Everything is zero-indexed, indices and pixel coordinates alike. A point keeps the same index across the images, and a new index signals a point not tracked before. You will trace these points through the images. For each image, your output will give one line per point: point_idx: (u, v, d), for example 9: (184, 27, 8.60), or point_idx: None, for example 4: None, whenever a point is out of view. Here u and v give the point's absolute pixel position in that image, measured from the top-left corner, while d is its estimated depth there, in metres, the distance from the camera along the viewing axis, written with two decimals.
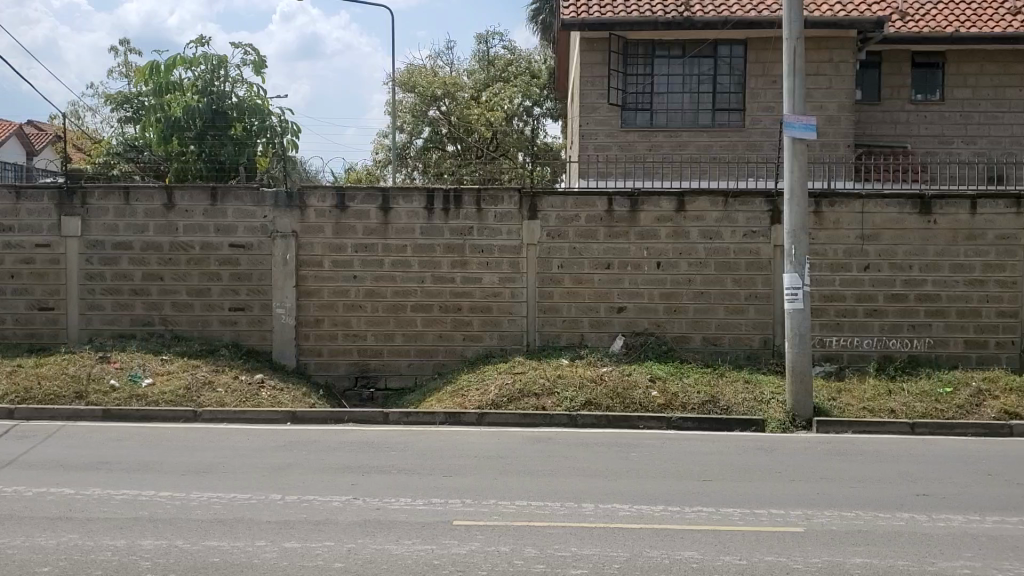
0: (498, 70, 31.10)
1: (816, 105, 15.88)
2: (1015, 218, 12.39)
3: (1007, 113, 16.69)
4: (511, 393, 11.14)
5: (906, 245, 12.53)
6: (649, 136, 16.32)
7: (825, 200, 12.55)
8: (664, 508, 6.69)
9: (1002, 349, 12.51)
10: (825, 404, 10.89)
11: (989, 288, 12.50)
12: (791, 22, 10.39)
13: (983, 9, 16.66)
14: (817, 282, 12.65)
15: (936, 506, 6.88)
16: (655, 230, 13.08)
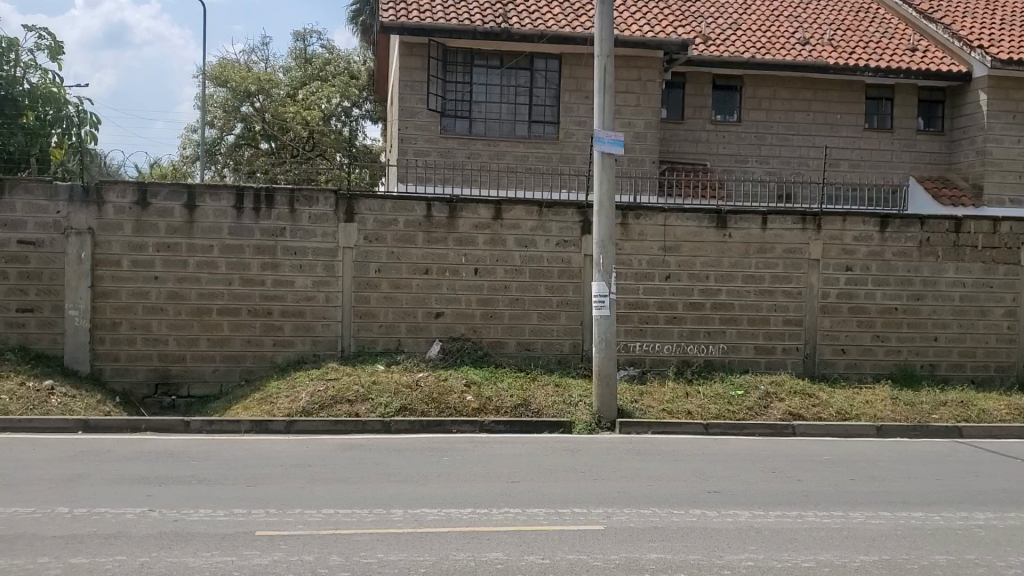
0: (316, 69, 30.52)
1: (625, 121, 16.55)
2: (801, 234, 13.36)
3: (796, 136, 18.03)
4: (323, 399, 10.96)
5: (703, 257, 13.26)
6: (467, 144, 16.47)
7: (632, 212, 13.10)
8: (472, 511, 6.77)
9: (788, 354, 13.41)
10: (629, 406, 11.35)
11: (777, 298, 13.40)
12: (602, 41, 10.78)
13: (777, 38, 17.93)
14: (622, 291, 13.17)
15: (725, 501, 7.33)
16: (473, 236, 13.23)
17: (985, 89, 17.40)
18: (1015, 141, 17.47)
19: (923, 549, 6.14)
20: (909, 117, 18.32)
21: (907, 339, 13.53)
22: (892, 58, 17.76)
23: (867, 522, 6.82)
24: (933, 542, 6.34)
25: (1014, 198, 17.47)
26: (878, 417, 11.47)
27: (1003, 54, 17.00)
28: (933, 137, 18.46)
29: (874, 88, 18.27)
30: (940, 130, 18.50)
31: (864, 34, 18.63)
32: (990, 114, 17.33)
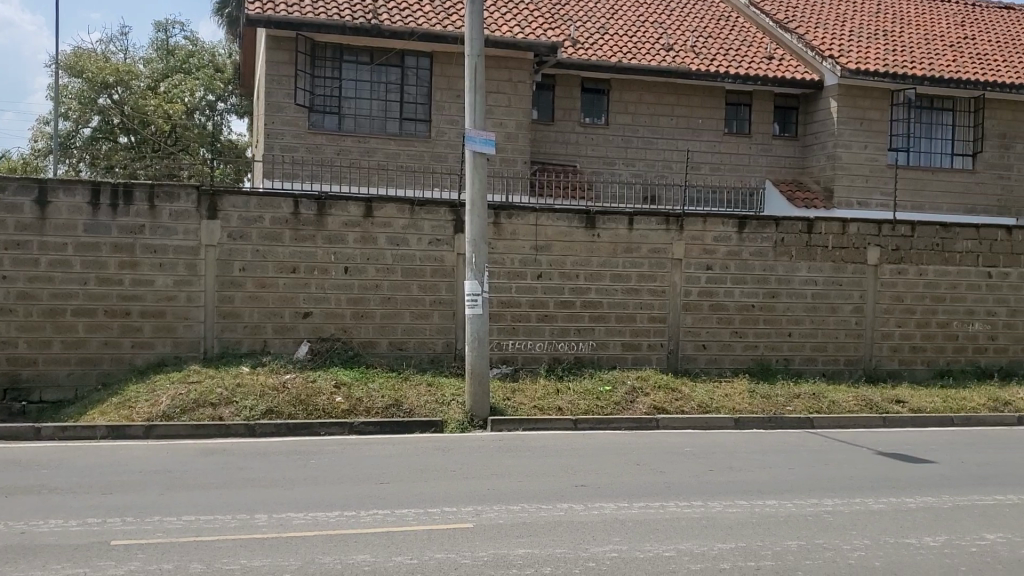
0: (178, 61, 29.52)
1: (496, 121, 16.66)
2: (666, 234, 13.76)
3: (662, 139, 18.55)
4: (185, 403, 10.61)
5: (573, 256, 13.49)
6: (337, 140, 16.23)
7: (503, 212, 13.20)
8: (340, 514, 6.69)
9: (653, 350, 13.79)
10: (501, 404, 11.43)
11: (643, 296, 13.76)
12: (472, 41, 10.83)
13: (643, 43, 18.42)
14: (494, 289, 13.25)
15: (590, 494, 7.50)
16: (342, 234, 13.06)
17: (835, 97, 18.32)
18: (863, 147, 18.47)
19: (775, 536, 6.44)
20: (766, 122, 19.13)
21: (764, 335, 14.13)
22: (750, 66, 18.51)
23: (725, 511, 7.09)
24: (785, 528, 6.65)
25: (862, 201, 18.47)
26: (738, 410, 11.93)
27: (852, 65, 17.95)
28: (789, 142, 19.34)
29: (734, 93, 18.99)
30: (793, 135, 19.44)
31: (725, 42, 19.34)
32: (840, 121, 18.27)
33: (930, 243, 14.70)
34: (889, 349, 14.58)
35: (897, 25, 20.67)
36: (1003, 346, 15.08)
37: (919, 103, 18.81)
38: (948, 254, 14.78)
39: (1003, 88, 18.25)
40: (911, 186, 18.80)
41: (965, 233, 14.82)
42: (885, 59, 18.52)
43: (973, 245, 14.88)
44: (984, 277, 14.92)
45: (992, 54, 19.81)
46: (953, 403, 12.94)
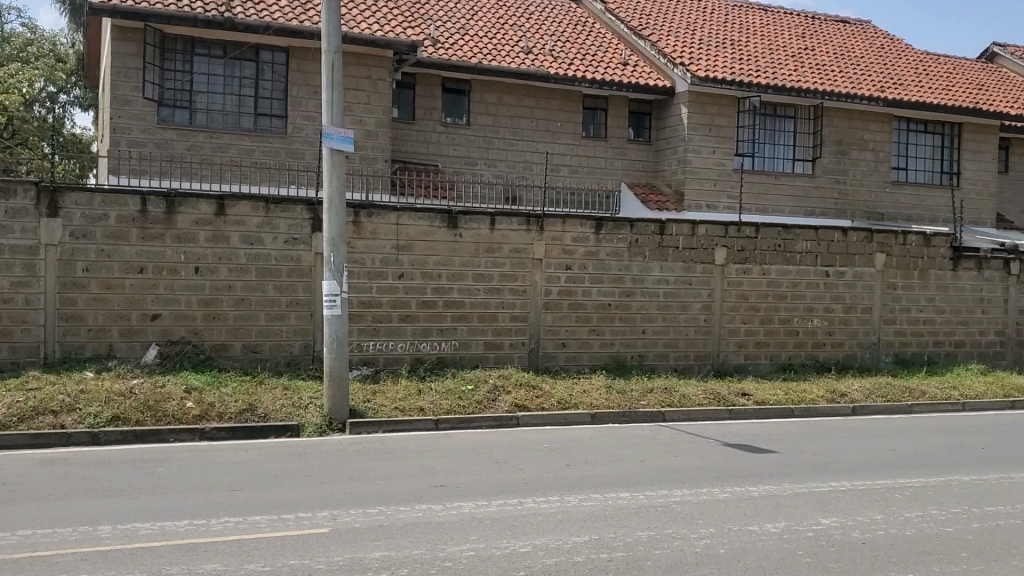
0: (15, 49, 27.76)
1: (355, 119, 16.48)
2: (526, 234, 13.94)
3: (521, 141, 18.77)
4: (22, 411, 10.03)
5: (434, 256, 13.47)
6: (188, 136, 15.69)
7: (363, 211, 13.06)
8: (190, 523, 6.49)
9: (514, 349, 13.94)
10: (361, 406, 11.30)
11: (504, 296, 13.88)
12: (329, 37, 10.67)
13: (503, 45, 18.61)
14: (354, 290, 13.08)
15: (448, 494, 7.52)
16: (194, 233, 12.64)
17: (686, 103, 18.99)
18: (713, 151, 19.21)
19: (628, 527, 6.64)
20: (621, 126, 19.65)
21: (619, 333, 14.51)
22: (606, 71, 18.97)
23: (580, 505, 7.26)
24: (637, 519, 6.86)
25: (711, 204, 19.24)
26: (595, 405, 12.21)
27: (701, 72, 18.66)
28: (643, 145, 19.93)
29: (591, 97, 19.40)
30: (647, 139, 20.00)
31: (581, 47, 19.76)
32: (691, 126, 18.95)
33: (773, 244, 15.43)
34: (736, 345, 15.24)
35: (742, 35, 21.61)
36: (839, 340, 16.02)
37: (763, 110, 19.70)
38: (789, 254, 15.56)
39: (838, 98, 19.36)
40: (756, 189, 19.70)
41: (805, 235, 15.64)
42: (731, 68, 19.34)
43: (812, 246, 15.71)
44: (821, 276, 15.80)
45: (829, 65, 20.97)
46: (795, 395, 13.65)
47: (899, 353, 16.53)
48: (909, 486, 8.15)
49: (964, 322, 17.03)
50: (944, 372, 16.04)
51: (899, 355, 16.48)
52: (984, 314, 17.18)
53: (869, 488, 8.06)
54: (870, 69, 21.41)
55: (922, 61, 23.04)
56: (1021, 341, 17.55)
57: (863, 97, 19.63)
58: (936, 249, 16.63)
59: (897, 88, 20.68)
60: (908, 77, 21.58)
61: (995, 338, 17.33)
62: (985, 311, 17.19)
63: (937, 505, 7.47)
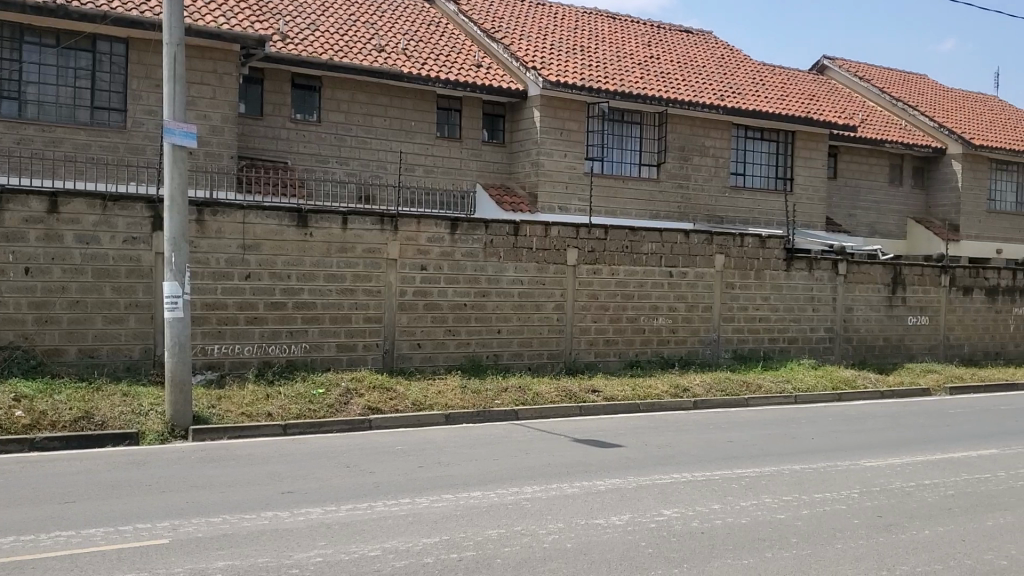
0: None
1: (199, 114, 15.93)
2: (380, 234, 13.80)
3: (374, 140, 18.60)
4: None
5: (284, 256, 13.13)
6: (17, 128, 14.81)
7: (208, 209, 12.61)
8: (17, 539, 6.13)
9: (367, 351, 13.77)
10: (205, 412, 10.92)
11: (357, 296, 13.69)
12: (170, 29, 10.27)
13: (354, 43, 18.41)
14: (198, 291, 12.61)
15: (295, 501, 7.38)
16: (23, 232, 11.93)
17: (538, 106, 19.29)
18: (564, 154, 19.57)
19: (478, 526, 6.69)
20: (475, 127, 19.77)
21: (473, 333, 14.59)
22: (458, 72, 19.04)
23: (430, 506, 7.27)
24: (487, 518, 6.93)
25: (563, 206, 19.62)
26: (449, 405, 12.24)
27: (552, 77, 18.99)
28: (496, 147, 20.11)
29: (445, 98, 19.42)
30: (501, 142, 20.22)
31: (434, 48, 19.77)
32: (543, 129, 19.25)
33: (620, 245, 15.86)
34: (586, 343, 15.60)
35: (591, 41, 22.12)
36: (682, 338, 16.64)
37: (612, 115, 20.23)
38: (636, 255, 16.04)
39: (682, 105, 20.10)
40: (605, 192, 20.22)
41: (650, 237, 16.16)
42: (580, 73, 19.78)
43: (657, 247, 16.25)
44: (666, 277, 16.37)
45: (673, 73, 21.75)
46: (642, 391, 14.09)
47: (738, 349, 17.32)
48: (744, 476, 8.56)
49: (796, 320, 18.01)
50: (779, 368, 16.91)
51: (738, 351, 17.28)
52: (815, 312, 18.22)
53: (707, 479, 8.42)
54: (711, 78, 22.34)
55: (759, 72, 24.20)
56: (848, 337, 18.71)
57: (704, 105, 20.46)
58: (770, 251, 17.52)
59: (736, 97, 21.66)
60: (746, 87, 22.64)
61: (825, 334, 18.40)
62: (815, 310, 18.23)
63: (770, 494, 7.88)
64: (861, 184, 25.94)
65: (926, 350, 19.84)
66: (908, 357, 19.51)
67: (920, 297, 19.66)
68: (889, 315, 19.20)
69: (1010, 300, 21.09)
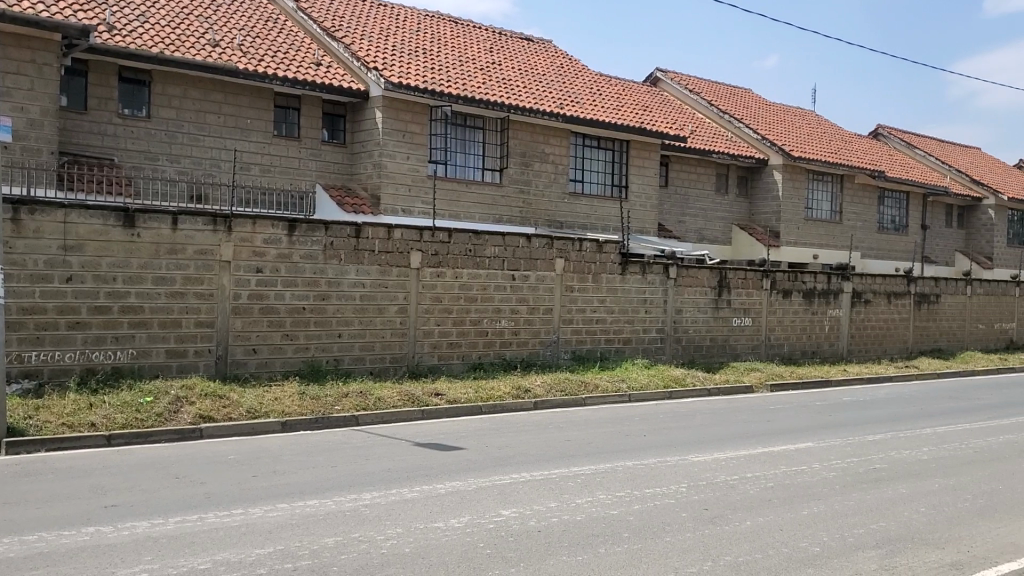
0: None
1: (15, 106, 14.94)
2: (213, 235, 13.32)
3: (208, 137, 17.97)
4: None
5: (109, 257, 12.48)
6: None
7: (26, 207, 11.86)
8: None
9: (200, 357, 13.20)
10: (20, 424, 10.24)
11: (188, 300, 13.13)
12: None
13: (187, 37, 17.75)
14: (14, 295, 11.81)
15: (119, 515, 7.04)
16: None
17: (380, 108, 19.15)
18: (405, 157, 19.48)
19: (314, 534, 6.58)
20: (314, 127, 19.42)
21: (313, 337, 14.27)
22: (298, 71, 18.66)
23: (264, 515, 7.09)
24: (324, 526, 6.83)
25: (406, 208, 19.53)
26: (286, 413, 11.97)
27: (394, 78, 18.90)
28: (336, 148, 19.81)
29: (283, 96, 18.97)
30: (342, 142, 19.93)
31: (273, 45, 19.29)
32: (384, 130, 19.11)
33: (463, 249, 15.94)
34: (429, 346, 15.58)
35: (434, 45, 22.15)
36: (524, 340, 16.88)
37: (454, 119, 20.31)
38: (479, 259, 16.17)
39: (523, 111, 20.43)
40: (448, 195, 20.26)
41: (493, 240, 16.32)
42: (423, 76, 19.77)
43: (499, 251, 16.42)
44: (508, 279, 16.57)
45: (515, 80, 22.07)
46: (484, 393, 14.20)
47: (576, 350, 17.74)
48: (579, 474, 8.78)
49: (631, 322, 18.61)
50: (615, 368, 17.42)
51: (576, 352, 17.70)
52: (648, 314, 18.89)
53: (546, 478, 8.58)
54: (551, 85, 22.81)
55: (596, 82, 24.89)
56: (678, 338, 19.49)
57: (544, 112, 20.87)
58: (607, 255, 18.06)
59: (575, 105, 22.21)
60: (584, 95, 23.25)
61: (657, 335, 19.11)
62: (648, 312, 18.90)
63: (604, 490, 8.12)
64: (691, 192, 27.09)
65: (750, 350, 20.92)
66: (733, 356, 20.52)
67: (744, 300, 20.71)
68: (716, 317, 20.13)
69: (825, 302, 22.53)
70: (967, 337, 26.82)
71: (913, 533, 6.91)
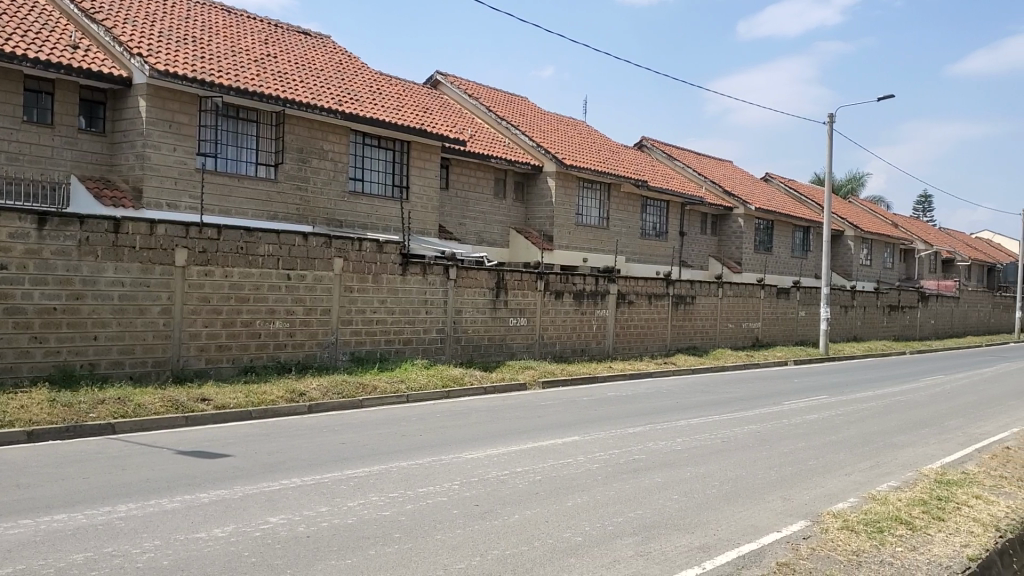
0: None
1: None
2: None
3: None
4: None
5: None
6: None
7: None
8: None
9: None
10: None
11: None
12: None
13: None
14: None
15: None
16: None
17: (144, 96, 18.11)
18: (171, 149, 18.53)
19: (60, 551, 6.12)
20: (70, 114, 18.08)
21: (66, 339, 13.26)
22: (52, 52, 17.29)
23: (4, 534, 6.51)
24: (72, 541, 6.36)
25: (172, 203, 18.56)
26: (33, 421, 11.05)
27: (159, 66, 17.93)
28: (95, 137, 18.53)
29: (33, 79, 17.54)
30: (101, 131, 18.68)
31: (22, 23, 17.78)
32: (149, 120, 18.08)
33: (234, 247, 15.37)
34: (196, 349, 14.88)
35: (204, 34, 21.21)
36: (299, 341, 16.48)
37: (226, 111, 19.54)
38: (251, 257, 15.64)
39: (299, 107, 19.98)
40: (218, 190, 19.41)
41: (267, 238, 15.83)
42: (192, 65, 18.87)
43: (272, 250, 15.95)
44: (282, 279, 16.13)
45: (290, 74, 21.52)
46: (255, 397, 13.72)
47: (354, 351, 17.53)
48: (352, 477, 8.70)
49: (410, 322, 18.63)
50: (393, 368, 17.37)
51: (355, 353, 17.49)
52: (427, 314, 18.98)
53: (317, 482, 8.43)
54: (329, 82, 22.42)
55: (375, 81, 24.75)
56: (457, 338, 19.73)
57: (321, 109, 20.52)
58: (386, 256, 17.99)
59: (353, 103, 21.96)
60: (363, 94, 23.04)
61: (436, 335, 19.24)
62: (428, 312, 18.99)
63: (376, 492, 8.09)
64: (470, 195, 27.49)
65: (525, 349, 21.51)
66: (509, 355, 21.01)
67: (520, 300, 21.27)
68: (494, 317, 20.53)
69: (594, 303, 23.55)
70: (719, 336, 28.90)
71: (667, 519, 7.35)
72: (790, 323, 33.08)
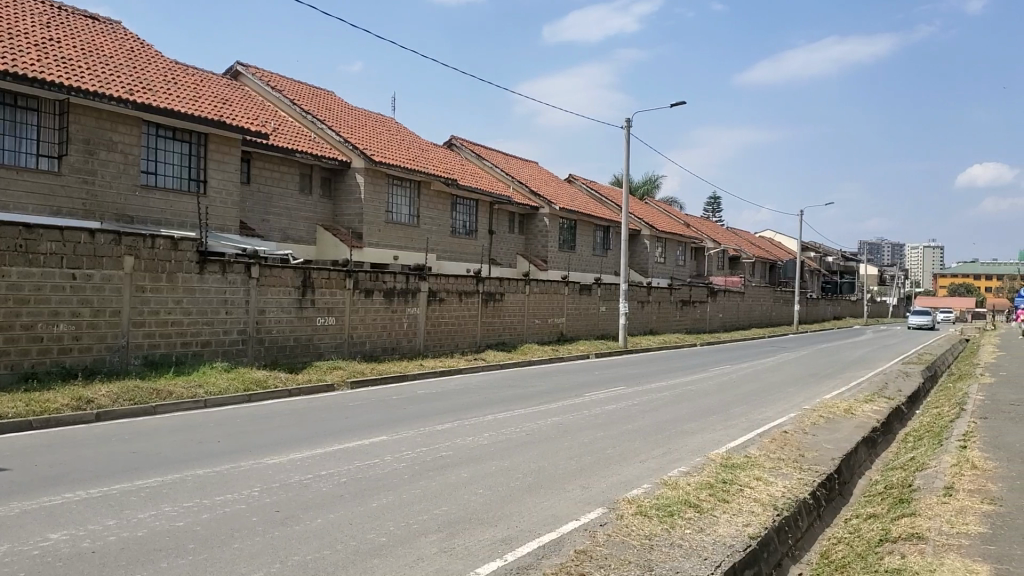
0: None
1: None
2: None
3: None
4: None
5: None
6: None
7: None
8: None
9: None
10: None
11: None
12: None
13: None
14: None
15: None
16: None
17: None
18: None
19: None
20: None
21: None
22: None
23: None
24: None
25: None
26: None
27: None
28: None
29: None
30: None
31: None
32: None
33: (12, 244, 14.27)
34: None
35: None
36: (87, 345, 15.45)
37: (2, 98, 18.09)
38: (31, 255, 14.56)
39: (85, 96, 18.78)
40: None
41: (49, 235, 14.77)
42: None
43: (56, 247, 14.91)
44: (68, 279, 15.10)
45: (75, 60, 20.17)
46: (36, 405, 12.77)
47: (148, 355, 16.64)
48: (143, 488, 8.25)
49: (209, 323, 17.89)
50: (190, 372, 16.64)
51: (148, 357, 16.60)
52: (227, 315, 18.30)
53: (104, 495, 7.94)
54: (118, 70, 21.19)
55: (170, 70, 23.62)
56: (260, 339, 19.14)
57: (109, 98, 19.37)
58: (183, 254, 17.22)
59: (145, 92, 20.85)
60: (156, 83, 21.91)
61: (237, 336, 18.57)
62: (228, 313, 18.31)
63: (170, 502, 7.72)
64: (274, 191, 26.72)
65: (333, 348, 21.15)
66: (316, 355, 20.58)
67: (326, 299, 20.87)
68: (299, 316, 20.06)
69: (404, 301, 23.46)
70: (526, 331, 29.50)
71: (470, 514, 7.43)
72: (593, 318, 34.24)
